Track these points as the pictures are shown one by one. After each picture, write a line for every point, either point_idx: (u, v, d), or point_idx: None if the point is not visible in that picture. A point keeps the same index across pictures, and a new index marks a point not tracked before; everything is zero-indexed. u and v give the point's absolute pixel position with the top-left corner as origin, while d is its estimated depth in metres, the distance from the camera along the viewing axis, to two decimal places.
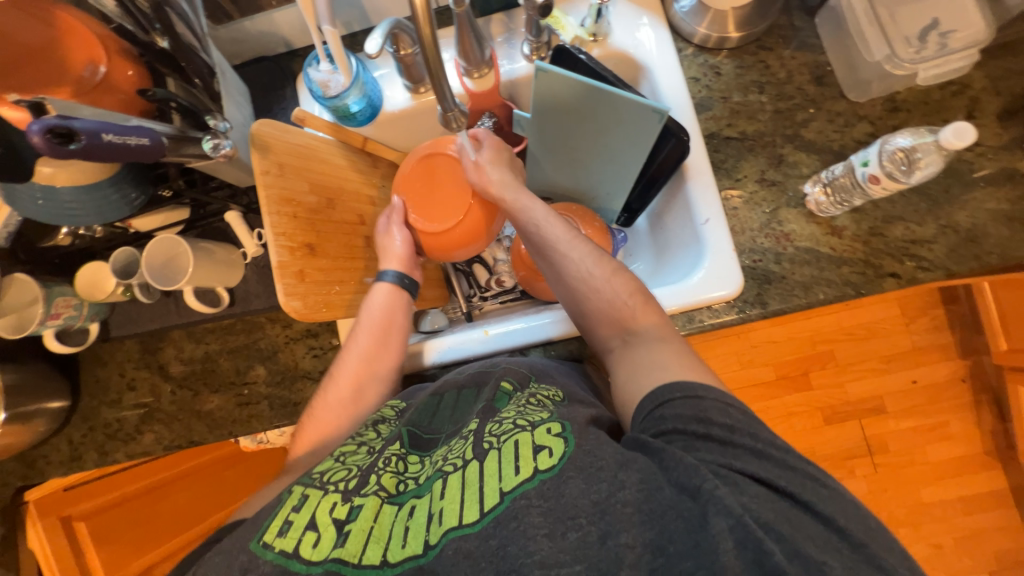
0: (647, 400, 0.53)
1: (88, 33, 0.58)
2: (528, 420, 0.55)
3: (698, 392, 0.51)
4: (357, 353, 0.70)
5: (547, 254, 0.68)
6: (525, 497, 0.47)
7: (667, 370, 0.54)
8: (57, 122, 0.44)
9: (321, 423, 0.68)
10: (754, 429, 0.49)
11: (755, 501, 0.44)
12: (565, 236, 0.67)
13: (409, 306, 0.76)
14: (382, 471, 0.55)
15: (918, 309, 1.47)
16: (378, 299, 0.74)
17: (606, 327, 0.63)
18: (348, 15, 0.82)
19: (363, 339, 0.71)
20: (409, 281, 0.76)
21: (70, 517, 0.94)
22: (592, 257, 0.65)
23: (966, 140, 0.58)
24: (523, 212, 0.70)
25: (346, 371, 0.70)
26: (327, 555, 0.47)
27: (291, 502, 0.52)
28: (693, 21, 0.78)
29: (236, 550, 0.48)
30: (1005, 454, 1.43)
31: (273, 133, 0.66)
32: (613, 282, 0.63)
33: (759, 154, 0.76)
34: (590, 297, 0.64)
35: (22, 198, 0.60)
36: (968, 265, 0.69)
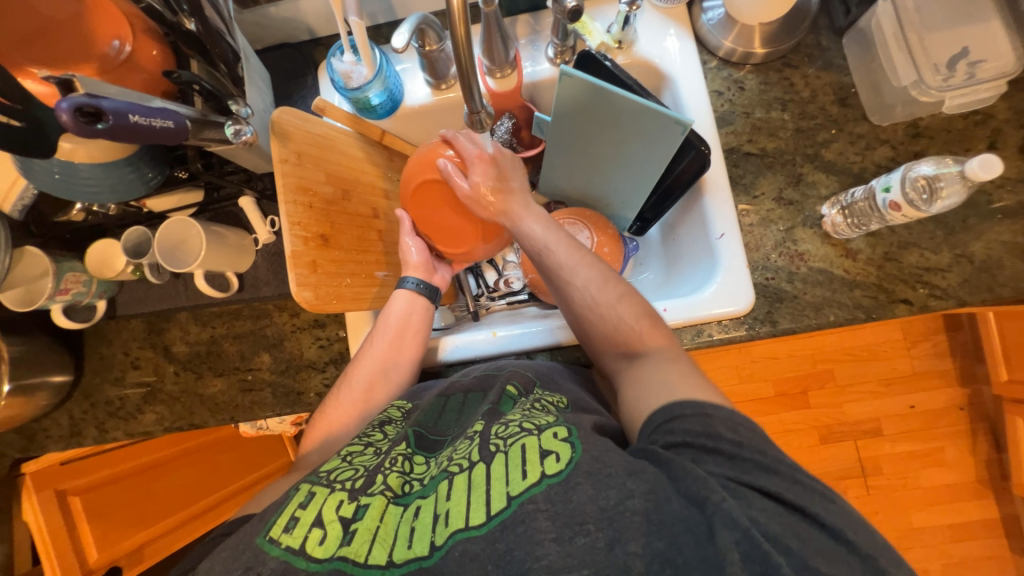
0: (658, 414, 0.53)
1: (115, 9, 0.57)
2: (534, 424, 0.54)
3: (709, 410, 0.51)
4: (373, 357, 0.71)
5: (553, 279, 0.68)
6: (534, 502, 0.46)
7: (674, 390, 0.54)
8: (86, 101, 0.44)
9: (331, 421, 0.69)
10: (761, 443, 0.49)
11: (764, 516, 0.45)
12: (571, 261, 0.68)
13: (427, 311, 0.76)
14: (388, 471, 0.55)
15: (922, 334, 1.47)
16: (398, 305, 0.74)
17: (612, 350, 0.64)
18: (374, 7, 0.82)
19: (380, 343, 0.71)
20: (427, 287, 0.77)
21: (65, 492, 0.94)
22: (597, 283, 0.66)
23: (992, 173, 0.58)
24: (530, 237, 0.71)
25: (361, 372, 0.71)
26: (333, 553, 0.47)
27: (297, 498, 0.52)
28: (720, 34, 0.77)
29: (243, 545, 0.49)
30: (999, 484, 1.43)
31: (293, 122, 0.66)
32: (619, 307, 0.64)
33: (778, 172, 0.76)
34: (597, 322, 0.65)
35: (38, 170, 0.59)
36: (981, 296, 0.69)
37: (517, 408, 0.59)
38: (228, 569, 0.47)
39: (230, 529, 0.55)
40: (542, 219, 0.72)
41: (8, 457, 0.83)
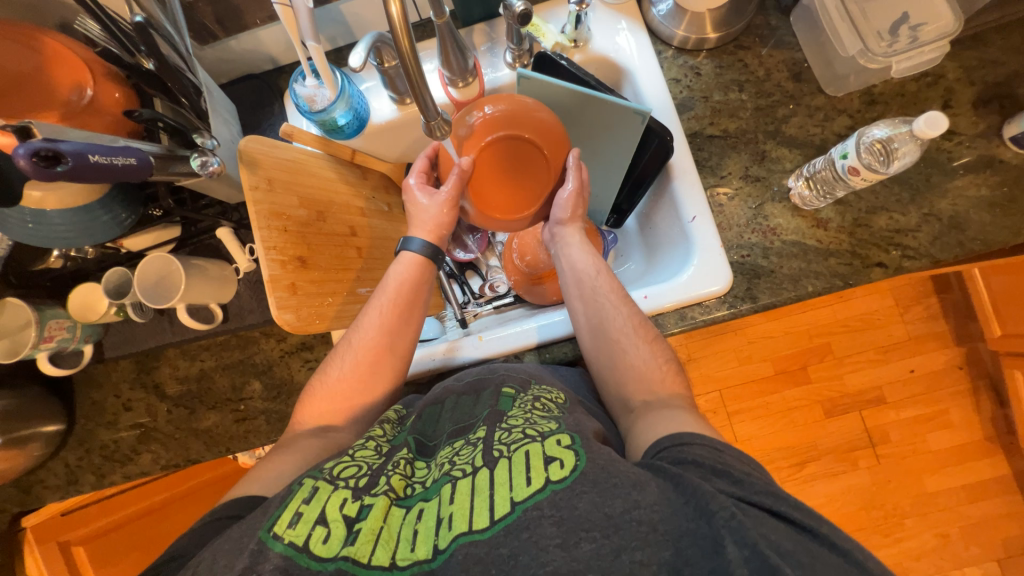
0: (666, 438, 0.52)
1: (75, 57, 0.58)
2: (537, 430, 0.54)
3: (721, 447, 0.50)
4: (375, 320, 0.68)
5: (596, 300, 0.69)
6: (538, 508, 0.46)
7: (685, 425, 0.54)
8: (44, 145, 0.45)
9: (331, 392, 0.67)
10: (765, 478, 0.49)
11: (776, 534, 0.43)
12: (617, 291, 0.70)
13: (430, 276, 0.73)
14: (392, 472, 0.56)
15: (912, 298, 1.48)
16: (401, 270, 0.71)
17: (629, 385, 0.64)
18: (333, 30, 0.84)
19: (384, 308, 0.69)
20: (434, 252, 0.73)
21: (68, 542, 0.97)
22: (638, 319, 0.67)
23: (938, 129, 0.59)
24: (580, 259, 0.73)
25: (364, 339, 0.68)
26: (337, 553, 0.47)
27: (301, 493, 0.50)
28: (672, 24, 0.79)
29: (248, 535, 0.47)
30: (1006, 439, 1.43)
31: (260, 149, 0.67)
32: (652, 349, 0.65)
33: (742, 151, 0.78)
34: (628, 354, 0.65)
35: (11, 222, 0.60)
36: (952, 252, 0.70)
37: (518, 409, 0.60)
38: (231, 565, 0.45)
39: (238, 511, 0.53)
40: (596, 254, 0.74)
41: (7, 513, 0.82)
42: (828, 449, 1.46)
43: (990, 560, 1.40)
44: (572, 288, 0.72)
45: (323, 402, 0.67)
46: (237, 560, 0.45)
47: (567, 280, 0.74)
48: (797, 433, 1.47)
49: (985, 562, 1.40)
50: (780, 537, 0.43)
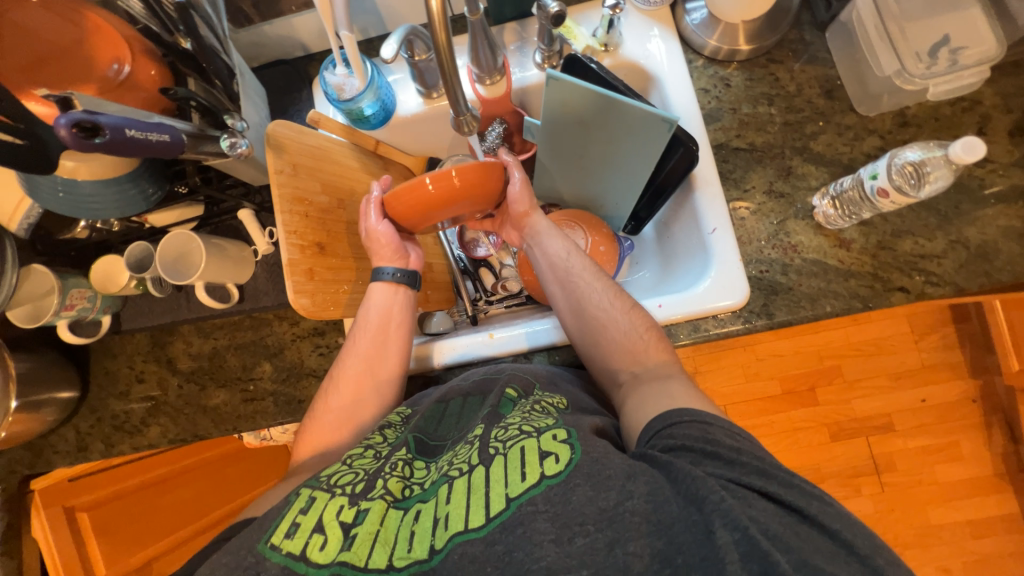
0: (657, 421, 0.52)
1: (116, 32, 0.59)
2: (533, 426, 0.54)
3: (707, 418, 0.51)
4: (361, 348, 0.70)
5: (570, 282, 0.71)
6: (533, 503, 0.46)
7: (674, 399, 0.55)
8: (84, 117, 0.46)
9: (319, 426, 0.68)
10: (755, 447, 0.49)
11: (763, 515, 0.43)
12: (590, 269, 0.72)
13: (410, 300, 0.75)
14: (388, 476, 0.55)
15: (928, 325, 1.45)
16: (378, 299, 0.73)
17: (615, 358, 0.64)
18: (365, 21, 0.84)
19: (361, 339, 0.71)
20: (405, 275, 0.74)
21: (74, 508, 0.94)
22: (612, 292, 0.69)
23: (975, 155, 0.58)
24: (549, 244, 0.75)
25: (344, 371, 0.70)
26: (334, 558, 0.47)
27: (299, 504, 0.51)
28: (704, 33, 0.78)
29: (244, 551, 0.48)
30: (1017, 477, 1.40)
31: (288, 134, 0.67)
32: (631, 316, 0.66)
33: (767, 165, 0.77)
34: (606, 327, 0.66)
35: (42, 189, 0.61)
36: (978, 282, 0.69)
37: (518, 411, 0.59)
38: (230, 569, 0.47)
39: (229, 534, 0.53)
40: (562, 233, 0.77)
41: (18, 474, 0.84)
42: (832, 474, 1.44)
43: None
44: (547, 276, 0.74)
45: (322, 427, 0.68)
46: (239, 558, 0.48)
47: (543, 268, 0.75)
48: (801, 455, 1.45)
49: None
50: (769, 518, 0.43)
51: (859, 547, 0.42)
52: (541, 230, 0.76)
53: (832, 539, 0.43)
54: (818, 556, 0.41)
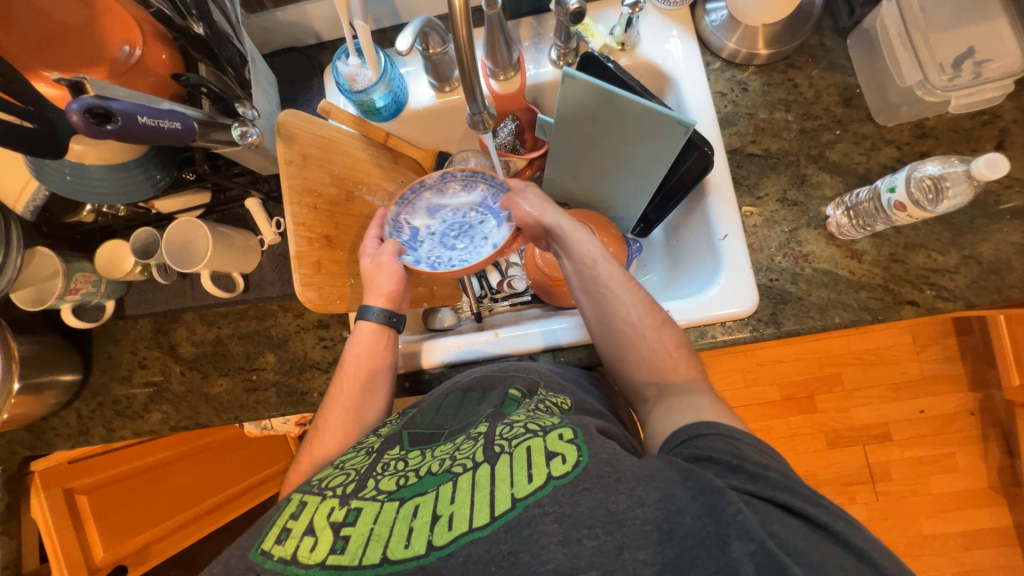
0: (681, 431, 0.52)
1: (127, 15, 0.58)
2: (539, 425, 0.54)
3: (736, 435, 0.50)
4: (348, 391, 0.68)
5: (598, 291, 0.68)
6: (539, 505, 0.46)
7: (702, 412, 0.54)
8: (96, 103, 0.45)
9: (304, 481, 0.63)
10: (782, 466, 0.49)
11: (786, 531, 0.43)
12: (618, 277, 0.68)
13: (393, 343, 0.72)
14: (381, 476, 0.55)
15: (930, 337, 1.45)
16: (361, 341, 0.70)
17: (642, 375, 0.64)
18: (379, 11, 0.83)
19: (345, 386, 0.68)
20: (395, 318, 0.72)
21: (73, 490, 0.94)
22: (642, 305, 0.66)
23: (998, 172, 0.57)
24: (577, 245, 0.71)
25: (328, 421, 0.67)
26: (324, 559, 0.47)
27: (289, 509, 0.52)
28: (724, 35, 0.77)
29: (236, 559, 0.49)
30: (1012, 491, 1.40)
31: (299, 124, 0.67)
32: (661, 334, 0.64)
33: (781, 173, 0.76)
34: (635, 343, 0.64)
35: (49, 172, 0.61)
36: (989, 298, 0.68)
37: (522, 409, 0.58)
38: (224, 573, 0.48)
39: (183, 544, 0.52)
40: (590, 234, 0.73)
41: (17, 455, 0.84)
42: (827, 482, 1.45)
43: None
44: (575, 283, 0.71)
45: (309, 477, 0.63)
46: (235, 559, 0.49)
47: (570, 274, 0.72)
48: (797, 462, 1.46)
49: None
50: (792, 534, 0.43)
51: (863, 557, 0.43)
52: (568, 234, 0.72)
53: (842, 554, 0.43)
54: (825, 562, 0.42)
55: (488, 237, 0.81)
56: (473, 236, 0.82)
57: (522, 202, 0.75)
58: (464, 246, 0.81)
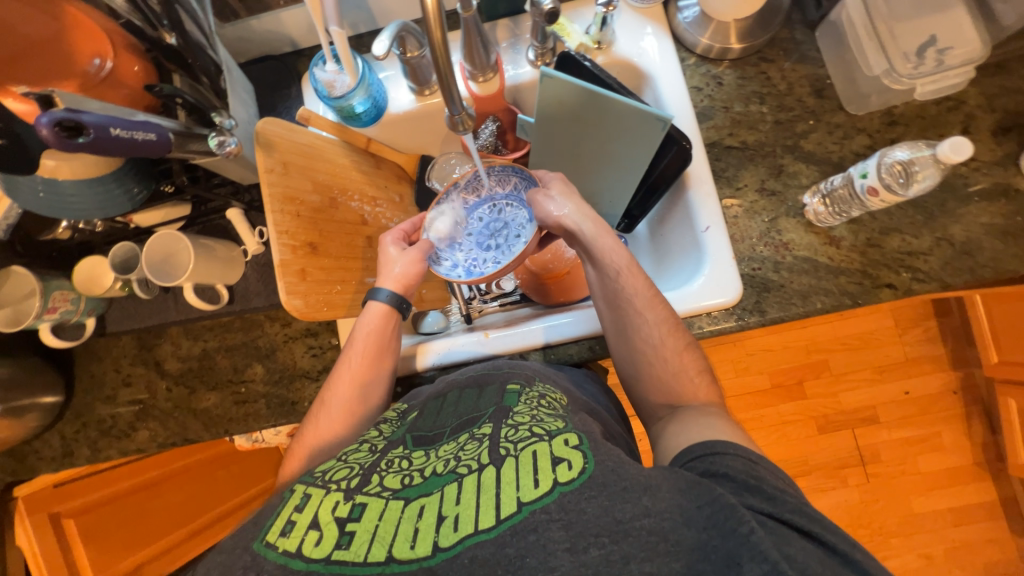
0: (699, 447, 0.53)
1: (96, 27, 0.58)
2: (545, 429, 0.54)
3: (754, 458, 0.51)
4: (349, 375, 0.68)
5: (621, 306, 0.67)
6: (546, 511, 0.45)
7: (721, 432, 0.55)
8: (67, 115, 0.44)
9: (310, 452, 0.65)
10: (797, 494, 0.49)
11: (805, 555, 0.43)
12: (645, 293, 0.67)
13: (399, 325, 0.73)
14: (385, 473, 0.54)
15: (911, 320, 1.48)
16: (368, 321, 0.71)
17: (655, 397, 0.65)
18: (355, 16, 0.83)
19: (351, 364, 0.69)
20: (402, 303, 0.73)
21: (59, 515, 0.93)
22: (665, 326, 0.66)
23: (962, 155, 0.59)
24: (606, 253, 0.69)
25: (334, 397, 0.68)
26: (328, 555, 0.46)
27: (292, 502, 0.51)
28: (697, 31, 0.79)
29: (240, 549, 0.47)
30: (996, 466, 1.44)
31: (278, 132, 0.66)
32: (682, 358, 0.64)
33: (759, 164, 0.77)
34: (654, 364, 0.65)
35: (22, 189, 0.59)
36: (963, 278, 0.71)
37: (524, 407, 0.58)
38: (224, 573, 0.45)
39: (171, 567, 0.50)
40: (619, 242, 0.70)
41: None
42: (819, 466, 1.47)
43: None
44: (598, 293, 0.70)
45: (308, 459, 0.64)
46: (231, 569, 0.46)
47: (593, 284, 0.71)
48: (790, 449, 1.48)
49: None
50: (809, 558, 0.42)
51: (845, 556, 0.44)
52: (593, 243, 0.70)
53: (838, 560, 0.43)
54: (814, 561, 0.42)
55: (521, 235, 0.83)
56: (507, 235, 0.84)
57: (549, 203, 0.72)
58: (498, 247, 0.84)
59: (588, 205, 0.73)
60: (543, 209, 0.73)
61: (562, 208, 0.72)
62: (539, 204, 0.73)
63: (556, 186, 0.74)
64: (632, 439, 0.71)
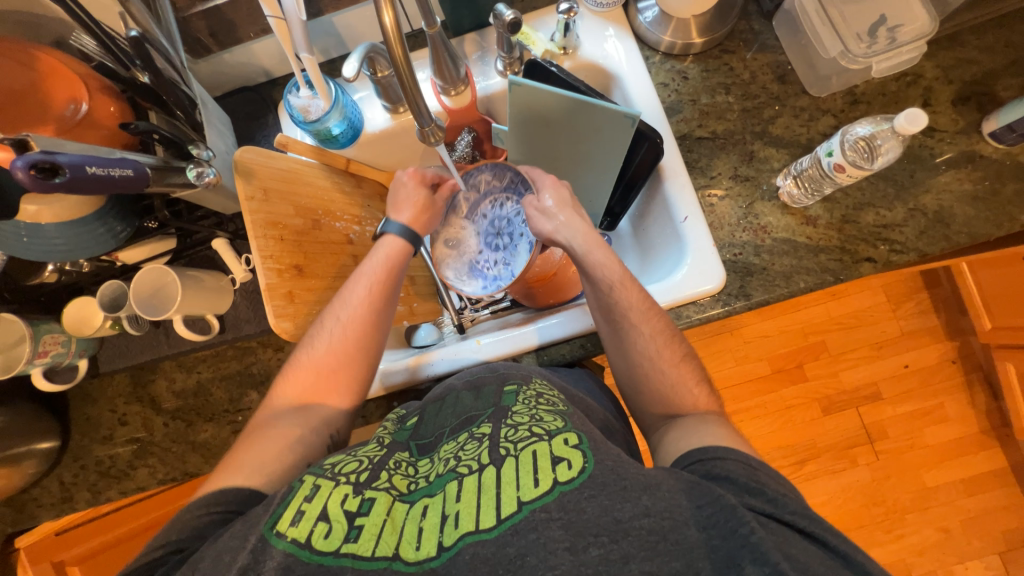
0: (699, 451, 0.53)
1: (70, 72, 0.59)
2: (544, 428, 0.53)
3: (755, 463, 0.51)
4: (361, 292, 0.69)
5: (617, 320, 0.67)
6: (546, 510, 0.45)
7: (719, 439, 0.54)
8: (42, 157, 0.45)
9: (313, 366, 0.65)
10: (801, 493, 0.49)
11: (807, 555, 0.43)
12: (640, 306, 0.67)
13: (408, 259, 0.75)
14: (393, 471, 0.55)
15: (902, 294, 1.50)
16: (385, 250, 0.73)
17: (654, 410, 0.65)
18: (325, 42, 0.85)
19: (365, 285, 0.70)
20: (412, 236, 0.75)
21: (63, 563, 0.96)
22: (662, 338, 0.65)
23: (918, 125, 0.61)
24: (598, 267, 0.68)
25: (348, 315, 0.67)
26: (338, 548, 0.45)
27: (302, 491, 0.50)
28: (658, 30, 0.81)
29: (251, 528, 0.47)
30: (1001, 432, 1.45)
31: (256, 160, 0.67)
32: (680, 370, 0.64)
33: (731, 152, 0.79)
34: (652, 377, 0.65)
35: (5, 236, 0.60)
36: (939, 245, 0.72)
37: (522, 405, 0.58)
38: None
39: None
40: (612, 255, 0.69)
41: None
42: (827, 447, 1.47)
43: (991, 554, 1.40)
44: (593, 306, 0.70)
45: (311, 370, 0.65)
46: (238, 556, 0.45)
47: (590, 297, 0.70)
48: (797, 432, 1.48)
49: (985, 557, 1.40)
50: (811, 558, 0.43)
51: (840, 543, 0.45)
52: (584, 259, 0.69)
53: (834, 551, 0.44)
54: (816, 561, 0.43)
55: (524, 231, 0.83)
56: (511, 233, 0.85)
57: (541, 219, 0.72)
58: (506, 246, 0.85)
59: (580, 219, 0.71)
60: (537, 219, 0.72)
61: (554, 224, 0.71)
62: (534, 220, 0.73)
63: (551, 196, 0.72)
64: (631, 436, 0.71)
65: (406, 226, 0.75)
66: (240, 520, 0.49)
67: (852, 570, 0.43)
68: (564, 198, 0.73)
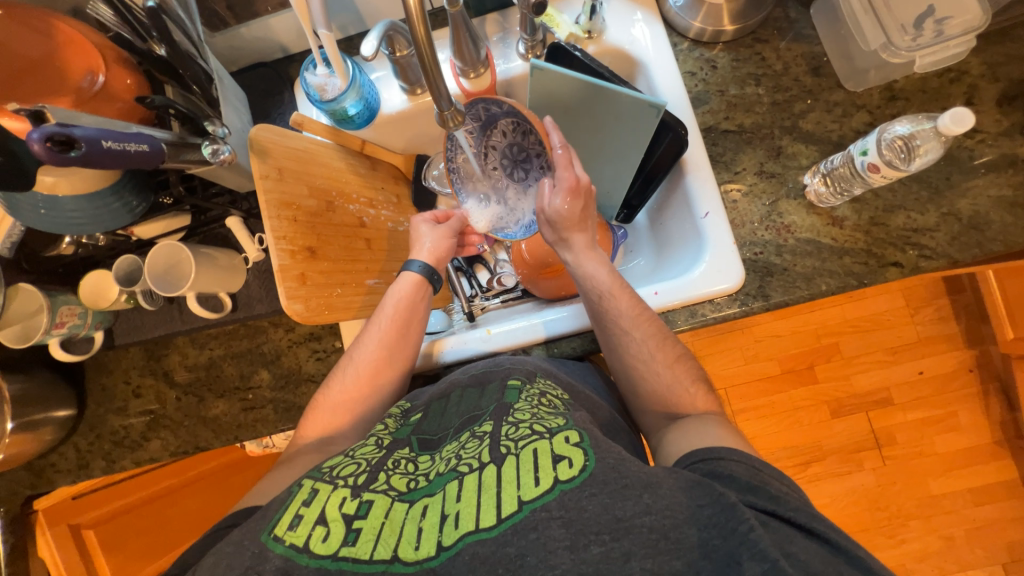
0: (701, 451, 0.52)
1: (86, 43, 0.58)
2: (545, 427, 0.53)
3: (757, 464, 0.50)
4: (376, 336, 0.70)
5: (607, 326, 0.67)
6: (547, 509, 0.45)
7: (721, 440, 0.53)
8: (57, 130, 0.45)
9: (333, 405, 0.68)
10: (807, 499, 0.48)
11: (807, 554, 0.42)
12: (631, 311, 0.66)
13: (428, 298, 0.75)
14: (391, 471, 0.55)
15: (923, 299, 1.46)
16: (401, 288, 0.73)
17: (652, 408, 0.64)
18: (344, 19, 0.83)
19: (382, 326, 0.70)
20: (435, 275, 0.76)
21: (79, 526, 0.97)
22: (654, 341, 0.65)
23: (964, 125, 0.57)
24: (588, 278, 0.70)
25: (366, 355, 0.69)
26: (337, 552, 0.46)
27: (301, 495, 0.51)
28: (688, 15, 0.77)
29: (248, 539, 0.48)
30: (1015, 444, 1.42)
31: (271, 138, 0.67)
32: (674, 370, 0.63)
33: (757, 146, 0.76)
34: (647, 378, 0.64)
35: (22, 207, 0.60)
36: (971, 252, 0.69)
37: (525, 403, 0.58)
38: (230, 567, 0.46)
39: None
40: (603, 265, 0.70)
41: (19, 495, 0.83)
42: (834, 450, 1.45)
43: (995, 564, 1.38)
44: (588, 313, 0.71)
45: (332, 408, 0.67)
46: (237, 564, 0.46)
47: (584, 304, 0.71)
48: (804, 434, 1.46)
49: (989, 567, 1.38)
50: (811, 556, 0.42)
51: (844, 540, 0.44)
52: (575, 270, 0.71)
53: (839, 555, 0.43)
54: (817, 560, 0.42)
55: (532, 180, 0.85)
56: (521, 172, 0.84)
57: (543, 227, 0.74)
58: (519, 178, 0.85)
59: (579, 229, 0.72)
60: (543, 226, 0.74)
61: (551, 232, 0.73)
62: (544, 227, 0.74)
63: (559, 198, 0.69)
64: (637, 437, 0.70)
65: (426, 264, 0.75)
66: (237, 530, 0.50)
67: (854, 565, 0.43)
68: (576, 210, 0.70)
